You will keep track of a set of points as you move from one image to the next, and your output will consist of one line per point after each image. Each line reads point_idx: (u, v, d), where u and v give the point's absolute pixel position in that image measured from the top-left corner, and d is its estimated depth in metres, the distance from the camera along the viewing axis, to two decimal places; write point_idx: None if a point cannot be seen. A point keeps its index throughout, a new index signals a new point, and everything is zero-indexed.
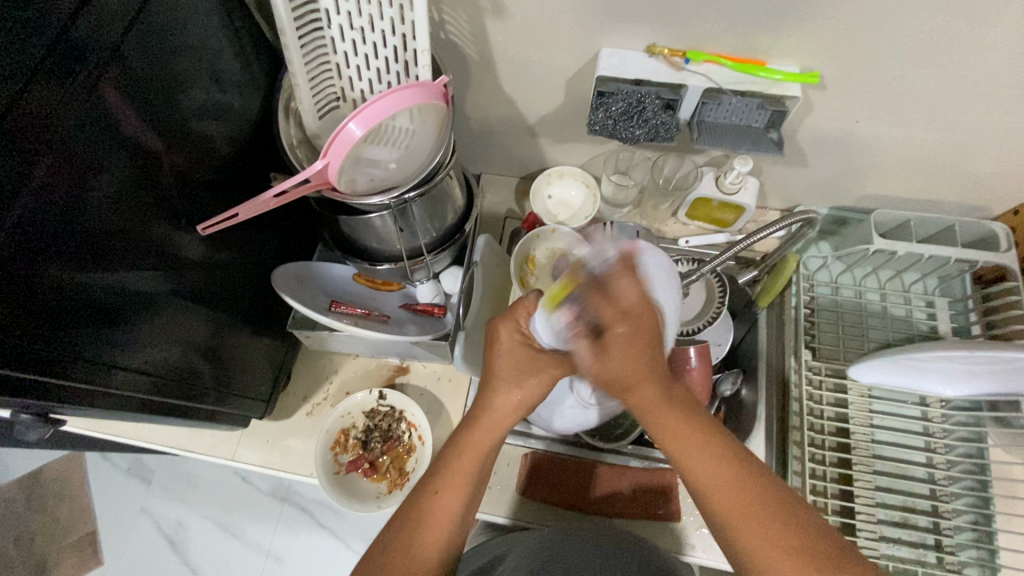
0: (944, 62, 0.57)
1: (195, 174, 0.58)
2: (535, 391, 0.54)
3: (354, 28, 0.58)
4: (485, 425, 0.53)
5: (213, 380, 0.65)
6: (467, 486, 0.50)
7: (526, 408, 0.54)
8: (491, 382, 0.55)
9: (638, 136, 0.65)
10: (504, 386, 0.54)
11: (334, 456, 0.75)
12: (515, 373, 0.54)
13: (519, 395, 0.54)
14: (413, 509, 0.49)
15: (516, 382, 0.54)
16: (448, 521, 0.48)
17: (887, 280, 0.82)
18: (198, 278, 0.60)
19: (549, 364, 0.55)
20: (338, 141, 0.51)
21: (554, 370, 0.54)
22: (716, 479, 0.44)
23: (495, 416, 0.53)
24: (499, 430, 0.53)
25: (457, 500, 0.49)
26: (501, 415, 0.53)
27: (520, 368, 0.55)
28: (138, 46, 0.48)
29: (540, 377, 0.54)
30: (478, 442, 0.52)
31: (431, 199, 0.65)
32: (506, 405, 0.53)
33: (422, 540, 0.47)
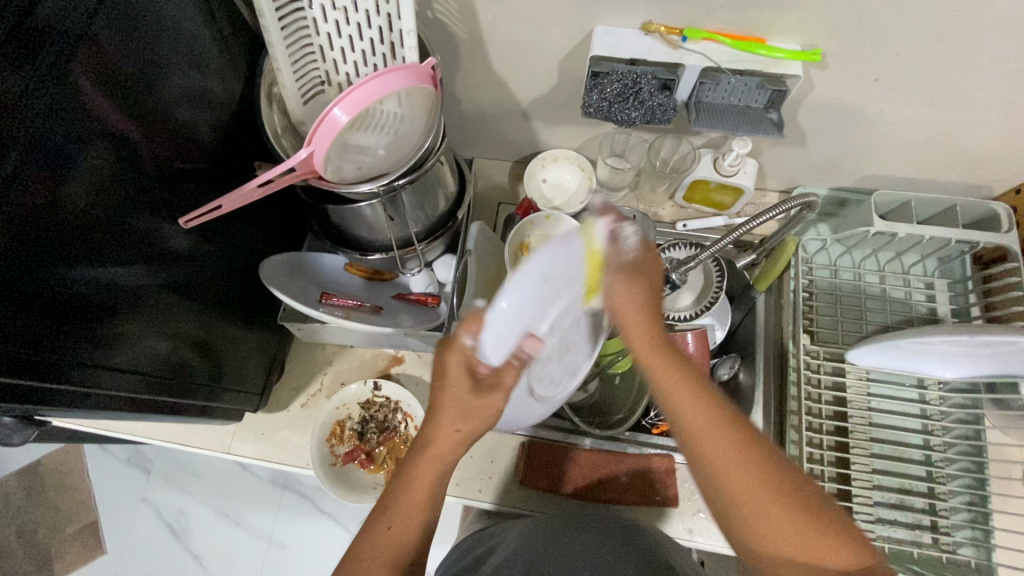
0: (954, 37, 0.55)
1: (176, 163, 0.56)
2: (481, 422, 0.49)
3: (337, 8, 0.56)
4: (430, 456, 0.50)
5: (206, 375, 0.64)
6: (421, 515, 0.50)
7: (471, 440, 0.51)
8: (436, 413, 0.50)
9: (635, 119, 0.63)
10: (448, 422, 0.49)
11: (330, 448, 0.74)
12: (461, 407, 0.49)
13: (461, 431, 0.49)
14: (367, 540, 0.50)
15: (461, 417, 0.49)
16: (407, 551, 0.49)
17: (886, 262, 0.81)
18: (183, 270, 0.58)
19: (491, 399, 0.48)
20: (322, 127, 0.49)
21: (495, 401, 0.48)
22: (711, 434, 0.46)
23: (439, 449, 0.50)
24: (446, 460, 0.50)
25: (416, 523, 0.50)
26: (443, 447, 0.50)
27: (465, 403, 0.49)
28: (110, 28, 0.46)
29: (483, 414, 0.49)
30: (428, 471, 0.50)
31: (422, 186, 0.63)
32: (447, 438, 0.50)
33: (377, 562, 0.48)
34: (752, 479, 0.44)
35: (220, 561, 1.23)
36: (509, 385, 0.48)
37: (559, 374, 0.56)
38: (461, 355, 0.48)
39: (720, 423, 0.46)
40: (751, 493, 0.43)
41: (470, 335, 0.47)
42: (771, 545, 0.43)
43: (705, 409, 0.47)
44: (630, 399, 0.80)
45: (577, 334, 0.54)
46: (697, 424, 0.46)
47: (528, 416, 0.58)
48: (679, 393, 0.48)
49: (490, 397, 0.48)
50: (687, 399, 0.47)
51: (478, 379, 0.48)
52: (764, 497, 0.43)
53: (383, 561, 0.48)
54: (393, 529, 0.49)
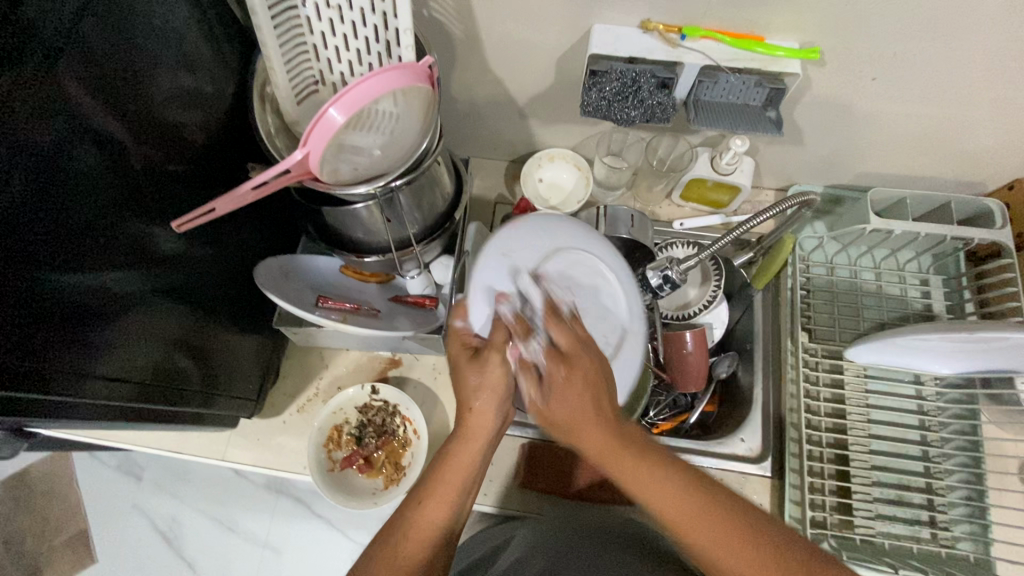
0: (951, 35, 0.55)
1: (166, 165, 0.54)
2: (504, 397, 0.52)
3: (331, 6, 0.55)
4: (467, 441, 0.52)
5: (198, 381, 0.63)
6: (455, 497, 0.51)
7: (502, 420, 0.53)
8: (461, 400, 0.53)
9: (634, 118, 0.62)
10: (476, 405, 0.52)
11: (328, 453, 0.72)
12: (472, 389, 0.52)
13: (491, 409, 0.52)
14: (399, 522, 0.50)
15: (479, 395, 0.51)
16: (438, 531, 0.49)
17: (882, 259, 0.82)
18: (174, 275, 0.57)
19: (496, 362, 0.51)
20: (318, 128, 0.49)
21: (501, 367, 0.51)
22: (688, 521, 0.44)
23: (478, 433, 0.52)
24: (479, 446, 0.52)
25: (450, 509, 0.50)
26: (480, 432, 0.52)
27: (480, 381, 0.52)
28: (98, 26, 0.45)
29: (497, 385, 0.51)
30: (463, 457, 0.52)
31: (419, 187, 0.63)
32: (480, 419, 0.52)
33: (410, 544, 0.48)
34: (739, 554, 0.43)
35: (214, 567, 1.22)
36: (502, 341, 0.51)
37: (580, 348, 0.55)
38: (461, 338, 0.55)
39: (708, 508, 0.44)
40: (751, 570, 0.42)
41: (460, 319, 0.56)
42: None
43: (691, 496, 0.45)
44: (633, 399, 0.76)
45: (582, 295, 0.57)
46: (689, 520, 0.44)
47: None
48: (664, 493, 0.45)
49: (491, 362, 0.51)
50: (653, 491, 0.46)
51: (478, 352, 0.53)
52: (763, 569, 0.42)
53: (416, 541, 0.48)
54: (425, 509, 0.50)
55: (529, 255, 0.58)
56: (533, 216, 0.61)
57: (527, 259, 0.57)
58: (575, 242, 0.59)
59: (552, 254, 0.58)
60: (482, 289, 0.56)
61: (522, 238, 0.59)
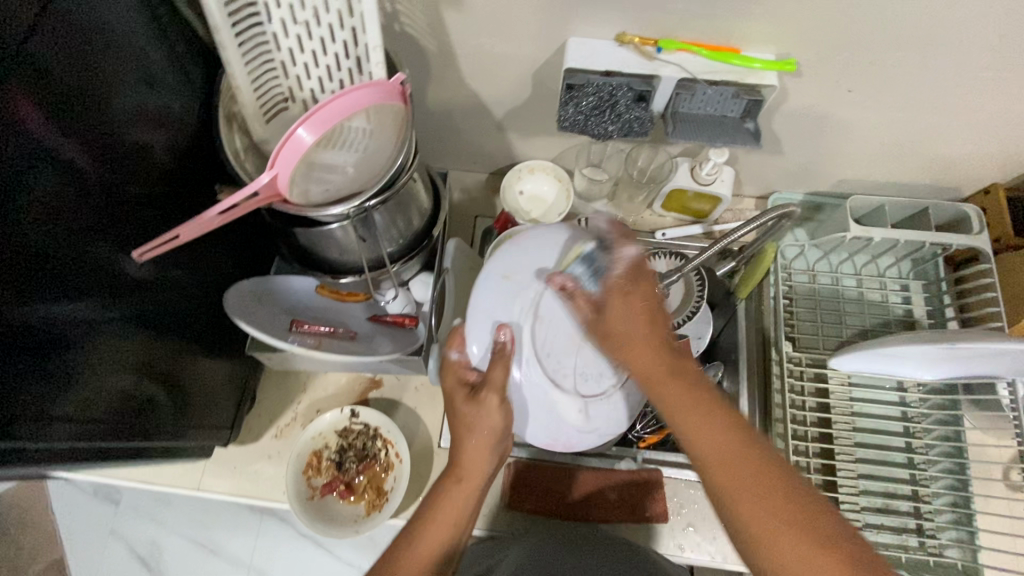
0: (924, 45, 0.55)
1: (128, 187, 0.52)
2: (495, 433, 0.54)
3: (298, 22, 0.53)
4: (463, 476, 0.54)
5: (169, 411, 0.60)
6: (452, 528, 0.52)
7: (495, 453, 0.56)
8: (459, 435, 0.55)
9: (611, 132, 0.61)
10: (472, 438, 0.54)
11: (307, 480, 0.69)
12: (467, 422, 0.54)
13: (486, 448, 0.55)
14: (393, 556, 0.50)
15: (473, 429, 0.54)
16: (430, 563, 0.49)
17: (863, 265, 0.81)
18: (139, 302, 0.55)
19: (492, 398, 0.52)
20: (287, 147, 0.48)
21: (495, 403, 0.53)
22: (714, 448, 0.40)
23: (473, 472, 0.55)
24: (475, 482, 0.55)
25: (439, 543, 0.51)
26: (475, 468, 0.55)
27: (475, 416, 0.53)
28: (50, 46, 0.43)
29: (490, 421, 0.53)
30: (460, 494, 0.54)
31: (393, 206, 0.61)
32: (476, 458, 0.55)
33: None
34: (761, 498, 0.38)
35: None
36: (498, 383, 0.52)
37: (591, 370, 0.53)
38: (455, 369, 0.56)
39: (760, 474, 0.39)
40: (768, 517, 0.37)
41: (456, 349, 0.56)
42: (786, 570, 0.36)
43: (726, 442, 0.40)
44: None
45: None
46: (729, 475, 0.39)
47: (567, 429, 0.54)
48: (706, 435, 0.41)
49: (487, 402, 0.53)
50: (688, 411, 0.42)
51: (473, 388, 0.54)
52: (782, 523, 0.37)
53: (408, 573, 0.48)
54: (416, 545, 0.50)
55: (533, 278, 0.54)
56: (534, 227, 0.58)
57: (532, 278, 0.54)
58: None
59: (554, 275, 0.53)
60: (485, 311, 0.54)
61: (521, 259, 0.55)
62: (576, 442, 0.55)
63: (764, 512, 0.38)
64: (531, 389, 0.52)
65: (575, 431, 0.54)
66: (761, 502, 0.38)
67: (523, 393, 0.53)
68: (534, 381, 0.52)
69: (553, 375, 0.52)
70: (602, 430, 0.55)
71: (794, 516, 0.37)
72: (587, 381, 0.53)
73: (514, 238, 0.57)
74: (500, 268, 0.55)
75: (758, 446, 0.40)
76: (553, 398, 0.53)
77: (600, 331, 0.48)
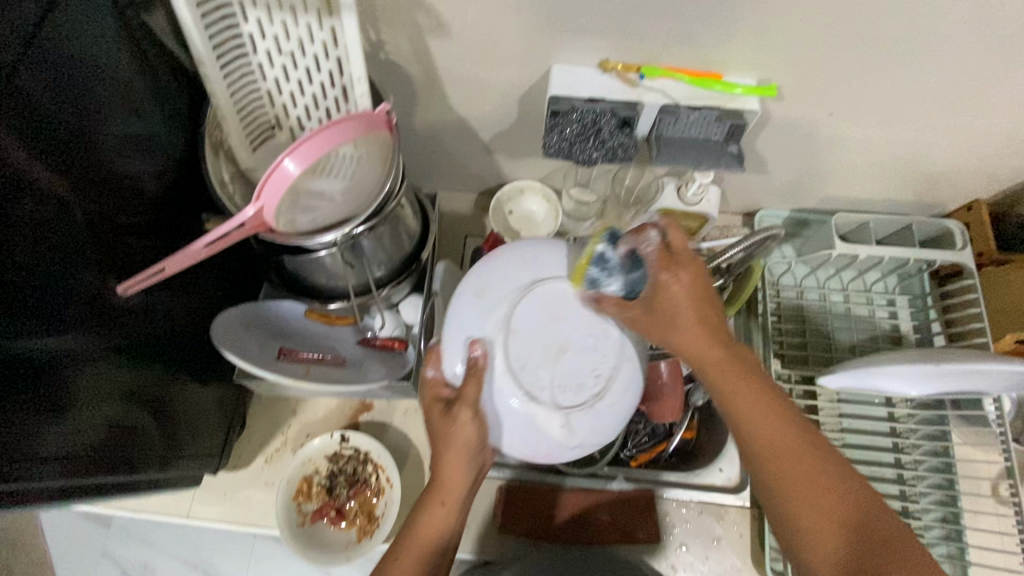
0: (900, 68, 0.57)
1: (113, 219, 0.52)
2: (473, 451, 0.51)
3: (283, 53, 0.54)
4: (438, 497, 0.52)
5: (156, 441, 0.60)
6: (424, 555, 0.50)
7: (476, 472, 0.52)
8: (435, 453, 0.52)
9: (596, 159, 0.62)
10: (447, 457, 0.51)
11: (297, 506, 0.69)
12: (442, 439, 0.51)
13: (462, 465, 0.51)
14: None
15: (448, 447, 0.51)
16: None
17: (851, 280, 0.82)
18: (126, 334, 0.54)
19: (464, 413, 0.50)
20: (273, 180, 0.47)
21: (467, 419, 0.50)
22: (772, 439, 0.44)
23: (449, 491, 0.51)
24: (449, 504, 0.51)
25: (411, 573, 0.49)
26: (451, 488, 0.51)
27: (450, 433, 0.51)
28: (36, 83, 0.43)
29: (466, 437, 0.50)
30: (432, 516, 0.51)
31: (382, 232, 0.62)
32: (453, 474, 0.51)
33: None
34: (815, 491, 0.42)
35: None
36: (471, 397, 0.50)
37: (571, 380, 0.51)
38: (431, 388, 0.53)
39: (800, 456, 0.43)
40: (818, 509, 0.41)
41: (433, 367, 0.54)
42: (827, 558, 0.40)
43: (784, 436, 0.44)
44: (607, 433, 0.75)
45: (565, 331, 0.52)
46: (779, 464, 0.43)
47: (550, 443, 0.51)
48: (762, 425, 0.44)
49: (460, 418, 0.50)
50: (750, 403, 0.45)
51: (448, 404, 0.52)
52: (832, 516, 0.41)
53: None
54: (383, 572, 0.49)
55: (507, 293, 0.53)
56: (514, 242, 0.57)
57: (505, 293, 0.54)
58: (553, 271, 0.54)
59: (530, 286, 0.53)
60: (461, 327, 0.53)
61: (496, 275, 0.55)
62: (561, 454, 0.52)
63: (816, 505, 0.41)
64: (506, 403, 0.50)
65: (555, 444, 0.51)
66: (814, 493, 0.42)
67: (499, 408, 0.50)
68: (509, 394, 0.50)
69: (528, 387, 0.50)
70: (585, 444, 0.52)
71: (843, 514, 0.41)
72: (566, 393, 0.51)
73: (491, 254, 0.57)
74: (478, 283, 0.55)
75: (809, 439, 0.44)
76: (528, 411, 0.50)
77: (646, 312, 0.50)
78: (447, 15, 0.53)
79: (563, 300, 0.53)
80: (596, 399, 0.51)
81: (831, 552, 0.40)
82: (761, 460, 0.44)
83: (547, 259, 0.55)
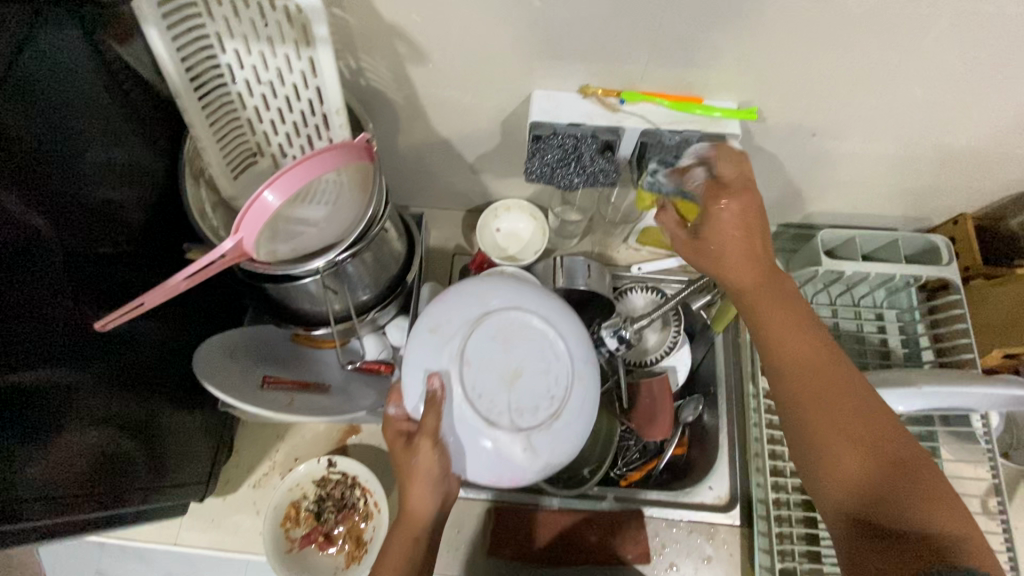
0: (878, 91, 0.57)
1: (89, 254, 0.51)
2: (439, 479, 0.52)
3: (263, 82, 0.54)
4: (407, 523, 0.53)
5: (141, 473, 0.59)
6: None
7: (443, 497, 0.53)
8: (403, 483, 0.53)
9: (576, 183, 0.63)
10: (414, 487, 0.52)
11: (285, 532, 0.68)
12: (407, 469, 0.52)
13: (427, 493, 0.52)
14: None
15: (414, 477, 0.52)
16: None
17: (839, 295, 0.82)
18: (106, 367, 0.54)
19: (424, 443, 0.50)
20: (253, 211, 0.47)
21: (427, 450, 0.50)
22: (796, 354, 0.51)
23: (417, 517, 0.53)
24: (417, 529, 0.53)
25: None
26: (418, 514, 0.53)
27: (413, 464, 0.51)
28: (7, 122, 0.42)
29: (428, 467, 0.51)
30: (403, 541, 0.53)
31: (367, 259, 0.62)
32: (417, 506, 0.53)
33: None
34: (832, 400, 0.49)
35: None
36: (430, 429, 0.50)
37: (529, 404, 0.50)
38: (394, 423, 0.54)
39: (844, 390, 0.49)
40: (830, 414, 0.48)
41: (394, 404, 0.54)
42: (829, 453, 0.47)
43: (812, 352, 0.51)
44: (595, 451, 0.76)
45: (518, 356, 0.52)
46: (801, 373, 0.50)
47: (515, 466, 0.50)
48: (792, 343, 0.51)
49: (421, 448, 0.51)
50: (784, 325, 0.52)
51: (409, 436, 0.52)
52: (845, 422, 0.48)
53: None
54: None
55: (457, 325, 0.53)
56: (465, 279, 0.57)
57: (456, 325, 0.53)
58: (501, 300, 0.54)
59: (480, 315, 0.53)
60: (416, 363, 0.52)
61: (446, 309, 0.54)
62: (528, 476, 0.51)
63: (830, 410, 0.48)
64: (468, 433, 0.50)
65: (520, 468, 0.50)
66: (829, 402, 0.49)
67: (461, 438, 0.50)
68: (468, 424, 0.49)
69: (487, 414, 0.50)
70: (551, 464, 0.51)
71: (853, 418, 0.48)
72: (524, 416, 0.50)
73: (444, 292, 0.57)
74: (430, 317, 0.54)
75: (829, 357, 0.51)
76: (490, 439, 0.49)
77: (700, 245, 0.56)
78: (427, 44, 0.53)
79: (514, 328, 0.53)
80: (557, 420, 0.51)
81: (837, 449, 0.47)
82: (794, 378, 0.50)
83: (493, 289, 0.55)
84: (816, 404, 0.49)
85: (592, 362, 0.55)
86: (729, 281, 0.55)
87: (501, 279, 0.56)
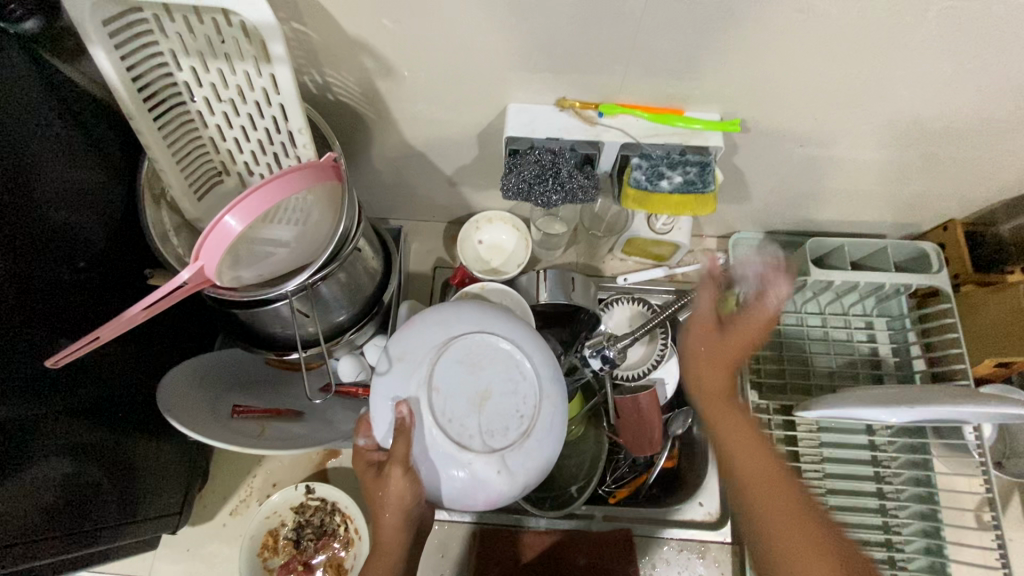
0: (864, 100, 0.55)
1: (47, 285, 0.48)
2: (411, 507, 0.50)
3: (223, 100, 0.52)
4: (381, 553, 0.52)
5: (111, 509, 0.57)
6: None
7: (416, 524, 0.52)
8: (374, 513, 0.51)
9: (555, 202, 0.60)
10: (385, 515, 0.50)
11: (263, 563, 0.66)
12: (378, 499, 0.50)
13: (398, 521, 0.50)
14: None
15: (385, 506, 0.50)
16: None
17: (828, 303, 0.80)
18: (70, 403, 0.51)
19: (394, 472, 0.49)
20: (212, 238, 0.44)
21: (396, 478, 0.49)
22: (752, 466, 0.50)
23: (389, 546, 0.51)
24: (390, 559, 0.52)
25: None
26: (391, 544, 0.51)
27: (383, 493, 0.50)
28: None
29: (398, 496, 0.49)
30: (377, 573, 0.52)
31: (341, 281, 0.60)
32: (391, 535, 0.51)
33: None
34: (788, 511, 0.47)
35: None
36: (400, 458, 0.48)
37: (501, 425, 0.48)
38: (363, 453, 0.52)
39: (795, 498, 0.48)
40: (785, 525, 0.47)
41: (364, 435, 0.53)
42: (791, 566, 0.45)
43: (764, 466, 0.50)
44: (584, 469, 0.74)
45: (486, 377, 0.50)
46: (756, 486, 0.49)
47: (492, 487, 0.48)
48: (745, 457, 0.51)
49: (392, 477, 0.49)
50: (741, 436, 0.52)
51: (380, 464, 0.51)
52: (801, 535, 0.46)
53: None
54: None
55: (421, 354, 0.50)
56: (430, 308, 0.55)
57: (422, 352, 0.51)
58: (466, 326, 0.52)
59: (443, 341, 0.51)
60: (383, 392, 0.50)
61: (410, 339, 0.52)
62: (505, 496, 0.49)
63: (785, 522, 0.47)
64: (439, 460, 0.47)
65: (496, 490, 0.48)
66: (784, 513, 0.47)
67: (432, 466, 0.48)
68: (439, 449, 0.47)
69: (458, 437, 0.47)
70: (528, 482, 0.49)
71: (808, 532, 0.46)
72: (496, 436, 0.48)
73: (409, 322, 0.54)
74: (396, 348, 0.52)
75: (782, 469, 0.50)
76: (463, 464, 0.47)
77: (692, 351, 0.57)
78: (395, 59, 0.51)
79: (481, 352, 0.50)
80: (531, 439, 0.49)
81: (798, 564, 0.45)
82: (749, 489, 0.50)
83: (457, 313, 0.53)
84: (772, 513, 0.48)
85: (559, 381, 0.53)
86: (699, 392, 0.55)
87: (462, 304, 0.54)
